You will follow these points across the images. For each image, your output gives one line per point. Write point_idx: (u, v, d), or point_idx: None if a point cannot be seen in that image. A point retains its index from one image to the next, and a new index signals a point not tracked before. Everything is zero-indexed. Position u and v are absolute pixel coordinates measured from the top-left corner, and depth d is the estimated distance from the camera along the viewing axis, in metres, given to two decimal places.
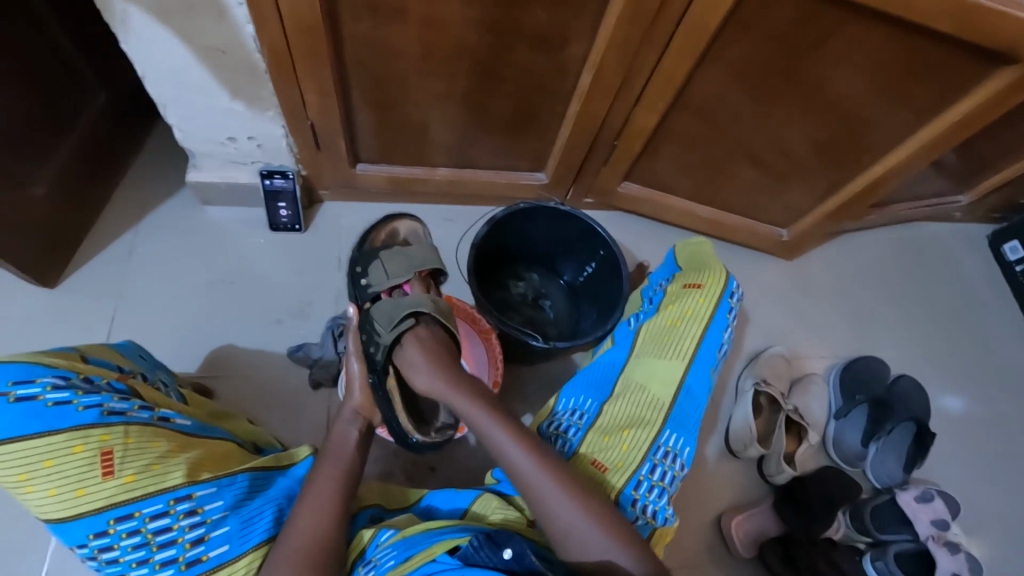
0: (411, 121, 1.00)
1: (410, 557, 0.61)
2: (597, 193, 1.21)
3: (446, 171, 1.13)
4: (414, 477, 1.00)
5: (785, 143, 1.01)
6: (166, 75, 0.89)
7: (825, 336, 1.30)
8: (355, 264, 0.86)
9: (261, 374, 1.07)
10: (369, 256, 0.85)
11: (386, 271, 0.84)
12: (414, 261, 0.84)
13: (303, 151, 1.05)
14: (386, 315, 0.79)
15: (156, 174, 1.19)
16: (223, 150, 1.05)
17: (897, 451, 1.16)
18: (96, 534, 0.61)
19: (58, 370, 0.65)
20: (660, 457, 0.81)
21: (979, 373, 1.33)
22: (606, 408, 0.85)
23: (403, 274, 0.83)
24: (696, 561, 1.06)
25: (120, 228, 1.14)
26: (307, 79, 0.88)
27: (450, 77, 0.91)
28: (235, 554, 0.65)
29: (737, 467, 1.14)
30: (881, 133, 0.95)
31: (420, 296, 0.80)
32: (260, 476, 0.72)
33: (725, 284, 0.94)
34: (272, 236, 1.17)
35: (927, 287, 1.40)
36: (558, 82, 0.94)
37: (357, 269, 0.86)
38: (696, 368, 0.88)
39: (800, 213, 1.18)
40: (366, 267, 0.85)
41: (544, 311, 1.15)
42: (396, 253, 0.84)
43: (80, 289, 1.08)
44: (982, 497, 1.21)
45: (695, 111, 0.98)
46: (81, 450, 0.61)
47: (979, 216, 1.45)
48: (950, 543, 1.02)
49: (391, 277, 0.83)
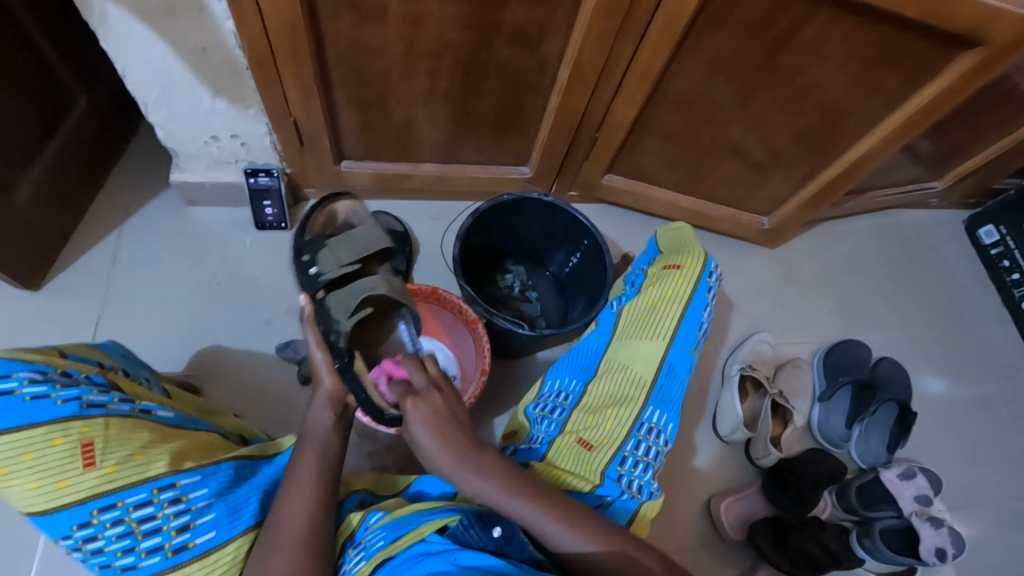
0: (393, 117, 1.00)
1: (398, 538, 0.62)
2: (581, 187, 1.22)
3: (430, 167, 1.13)
4: (406, 471, 1.00)
5: (761, 132, 1.03)
6: (145, 76, 0.90)
7: (808, 322, 1.32)
8: (301, 252, 0.88)
9: (250, 373, 1.07)
10: (316, 243, 0.87)
11: (337, 257, 0.84)
12: (360, 245, 0.85)
13: (286, 150, 1.05)
14: (341, 304, 0.80)
15: (139, 176, 1.19)
16: (206, 150, 1.05)
17: (880, 432, 1.19)
18: (79, 525, 0.61)
19: (35, 365, 0.64)
20: (644, 433, 0.83)
21: (959, 354, 1.36)
22: (590, 388, 0.87)
23: (353, 260, 0.85)
24: (687, 545, 1.08)
25: (104, 232, 1.13)
26: (288, 77, 0.88)
27: (431, 73, 0.92)
28: (222, 540, 0.66)
29: (724, 452, 1.16)
30: (852, 118, 0.97)
31: (374, 279, 0.80)
32: (246, 464, 0.72)
33: (705, 264, 0.96)
34: (259, 236, 1.17)
35: (907, 272, 1.43)
36: (537, 76, 0.95)
37: (305, 256, 0.88)
38: (677, 347, 0.90)
39: (780, 200, 1.20)
40: (313, 254, 0.86)
41: (532, 303, 1.16)
42: (340, 239, 0.85)
43: (64, 292, 1.07)
44: (965, 475, 1.24)
45: (673, 102, 1.00)
46: (61, 442, 0.61)
47: (955, 202, 1.48)
48: (933, 517, 1.03)
49: (340, 264, 0.84)
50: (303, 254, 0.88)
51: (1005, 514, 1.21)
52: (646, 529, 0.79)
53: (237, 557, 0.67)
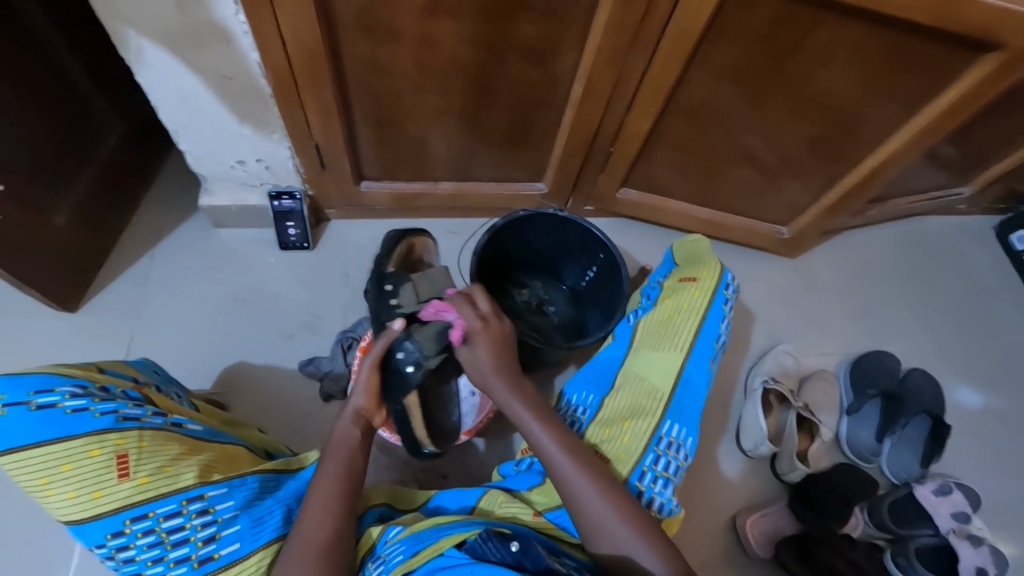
0: (411, 137, 1.03)
1: (418, 552, 0.62)
2: (596, 201, 1.23)
3: (447, 185, 1.16)
4: (426, 485, 1.01)
5: (776, 141, 1.03)
6: (177, 104, 0.94)
7: (832, 333, 1.30)
8: (384, 281, 0.86)
9: (274, 389, 1.09)
10: (400, 275, 0.86)
11: (417, 292, 0.84)
12: (439, 284, 0.86)
13: (309, 171, 1.09)
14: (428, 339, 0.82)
15: (170, 200, 1.24)
16: (232, 173, 1.09)
17: (914, 446, 1.14)
18: (113, 534, 0.63)
19: (76, 380, 0.67)
20: (663, 447, 0.82)
21: (994, 364, 1.31)
22: (608, 401, 0.87)
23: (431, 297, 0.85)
24: (712, 562, 1.05)
25: (136, 254, 1.18)
26: (310, 101, 0.92)
27: (446, 93, 0.95)
28: (247, 552, 0.67)
29: (749, 467, 1.14)
30: (870, 125, 0.96)
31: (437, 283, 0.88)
32: (270, 477, 0.74)
33: (721, 276, 0.95)
34: (282, 255, 1.21)
35: (934, 280, 1.40)
36: (550, 94, 0.97)
37: (386, 286, 0.85)
38: (694, 359, 0.89)
39: (798, 209, 1.19)
40: (396, 286, 0.85)
41: (549, 317, 1.17)
42: (425, 276, 0.85)
43: (100, 311, 1.12)
44: (1006, 490, 1.19)
45: (685, 115, 1.00)
46: (97, 454, 0.64)
47: (984, 207, 1.45)
48: (972, 536, 0.99)
49: (420, 300, 0.84)
50: (384, 281, 0.86)
51: None
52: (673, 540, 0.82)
53: (260, 569, 0.67)
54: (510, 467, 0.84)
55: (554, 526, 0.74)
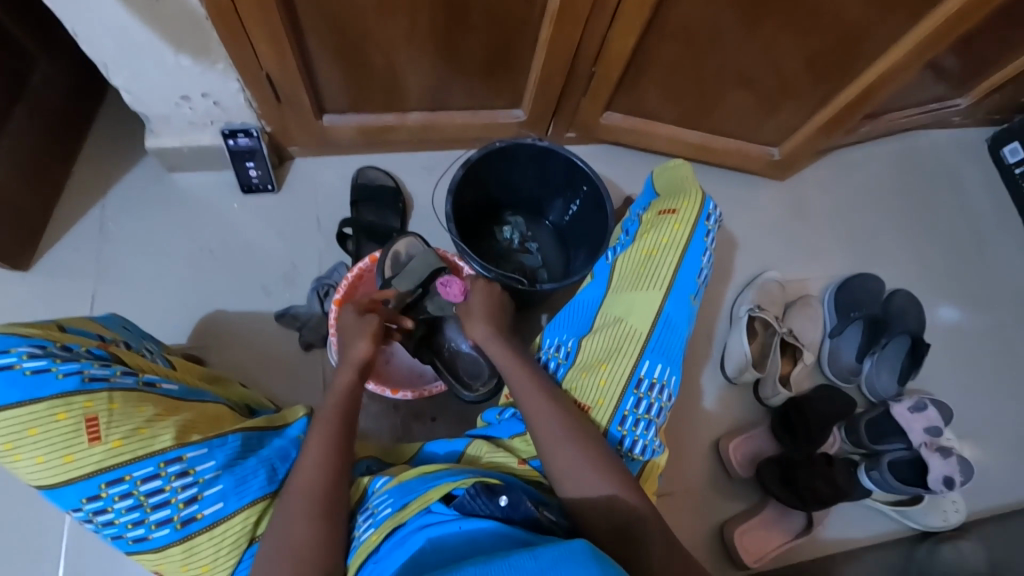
0: (373, 65, 0.93)
1: (406, 506, 0.62)
2: (579, 127, 1.16)
3: (418, 116, 1.07)
4: (414, 428, 1.02)
5: (771, 57, 0.94)
6: (101, 34, 0.83)
7: (819, 256, 1.28)
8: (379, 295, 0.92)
9: (251, 340, 1.06)
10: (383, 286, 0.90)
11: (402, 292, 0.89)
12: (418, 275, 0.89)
13: (263, 106, 0.99)
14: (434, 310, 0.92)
15: (116, 145, 1.14)
16: (179, 111, 0.99)
17: (892, 364, 1.17)
18: (89, 498, 0.63)
19: (34, 340, 0.64)
20: (644, 390, 0.79)
21: (975, 281, 1.32)
22: (586, 342, 0.83)
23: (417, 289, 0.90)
24: (695, 483, 1.10)
25: (87, 205, 1.09)
26: (253, 27, 0.81)
27: (408, 14, 0.84)
28: (231, 511, 0.67)
29: (733, 393, 1.16)
30: (871, 36, 0.89)
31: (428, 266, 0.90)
32: (254, 435, 0.72)
33: (702, 206, 0.90)
34: (247, 199, 1.13)
35: (924, 198, 1.37)
36: (525, 10, 0.87)
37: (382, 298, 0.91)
38: (675, 296, 0.85)
39: (791, 129, 1.13)
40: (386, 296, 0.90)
41: (533, 254, 1.12)
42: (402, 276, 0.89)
43: (57, 269, 1.05)
44: (977, 402, 1.23)
45: (674, 29, 0.91)
46: (65, 417, 0.62)
47: (979, 119, 1.40)
48: (942, 448, 1.03)
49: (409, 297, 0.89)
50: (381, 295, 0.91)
51: (1015, 440, 1.21)
52: (655, 483, 0.81)
53: (246, 528, 0.67)
54: (493, 415, 0.82)
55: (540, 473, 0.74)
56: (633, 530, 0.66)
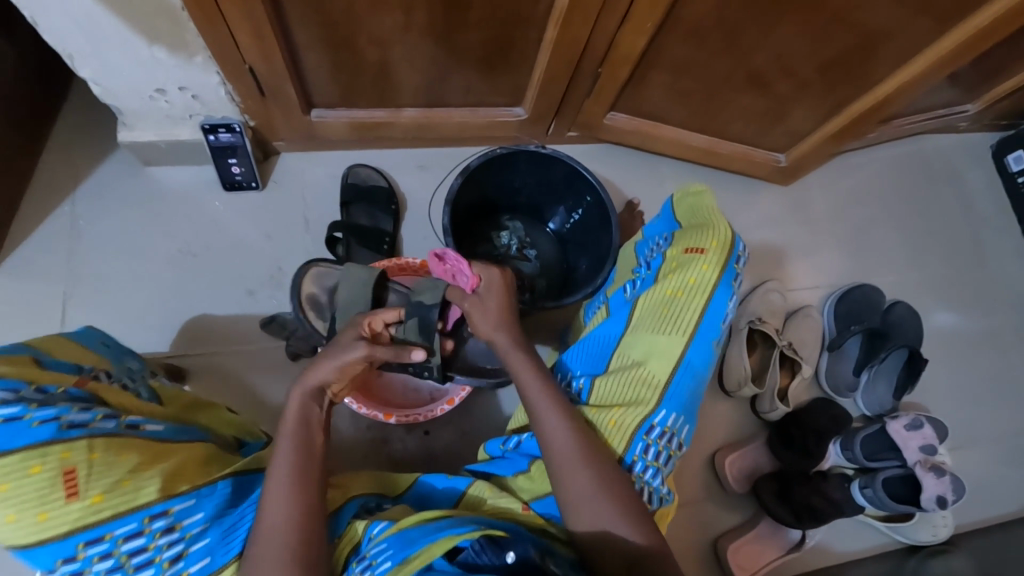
0: (365, 59, 0.86)
1: (406, 561, 0.58)
2: (581, 127, 1.11)
3: (412, 112, 1.01)
4: (407, 441, 0.99)
5: (787, 62, 0.90)
6: (63, 23, 0.75)
7: (821, 264, 1.26)
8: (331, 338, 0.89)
9: (235, 348, 1.01)
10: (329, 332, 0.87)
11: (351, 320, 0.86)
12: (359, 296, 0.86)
13: (245, 100, 0.92)
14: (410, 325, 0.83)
15: (87, 136, 1.06)
16: (154, 105, 0.92)
17: (888, 378, 1.15)
18: (64, 559, 0.59)
19: (8, 383, 0.61)
20: (655, 437, 0.76)
21: (974, 291, 1.31)
22: (599, 383, 0.80)
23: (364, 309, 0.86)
24: (691, 498, 1.09)
25: (55, 204, 1.02)
26: (234, 17, 0.73)
27: (404, 6, 0.77)
28: (219, 567, 0.63)
29: (730, 406, 1.15)
30: (891, 44, 0.84)
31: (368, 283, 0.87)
32: (245, 479, 0.69)
33: (731, 248, 0.85)
34: (229, 198, 1.06)
35: (926, 205, 1.34)
36: (530, 5, 0.80)
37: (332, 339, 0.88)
38: (697, 343, 0.81)
39: (800, 136, 1.09)
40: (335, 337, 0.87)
41: (529, 262, 1.07)
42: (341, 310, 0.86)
43: (24, 272, 0.99)
44: (970, 414, 1.23)
45: (686, 31, 0.86)
46: (39, 471, 0.57)
47: (986, 124, 1.37)
48: (936, 466, 1.01)
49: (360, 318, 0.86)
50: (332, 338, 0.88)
51: (1005, 451, 1.21)
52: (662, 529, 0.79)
53: None
54: (497, 448, 0.81)
55: (545, 517, 0.71)
56: (635, 564, 0.63)
